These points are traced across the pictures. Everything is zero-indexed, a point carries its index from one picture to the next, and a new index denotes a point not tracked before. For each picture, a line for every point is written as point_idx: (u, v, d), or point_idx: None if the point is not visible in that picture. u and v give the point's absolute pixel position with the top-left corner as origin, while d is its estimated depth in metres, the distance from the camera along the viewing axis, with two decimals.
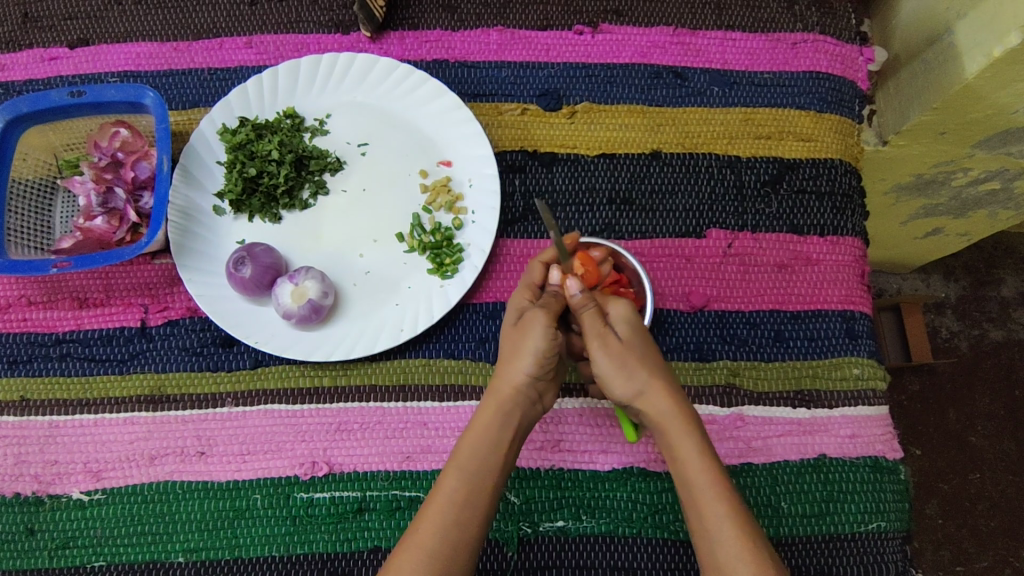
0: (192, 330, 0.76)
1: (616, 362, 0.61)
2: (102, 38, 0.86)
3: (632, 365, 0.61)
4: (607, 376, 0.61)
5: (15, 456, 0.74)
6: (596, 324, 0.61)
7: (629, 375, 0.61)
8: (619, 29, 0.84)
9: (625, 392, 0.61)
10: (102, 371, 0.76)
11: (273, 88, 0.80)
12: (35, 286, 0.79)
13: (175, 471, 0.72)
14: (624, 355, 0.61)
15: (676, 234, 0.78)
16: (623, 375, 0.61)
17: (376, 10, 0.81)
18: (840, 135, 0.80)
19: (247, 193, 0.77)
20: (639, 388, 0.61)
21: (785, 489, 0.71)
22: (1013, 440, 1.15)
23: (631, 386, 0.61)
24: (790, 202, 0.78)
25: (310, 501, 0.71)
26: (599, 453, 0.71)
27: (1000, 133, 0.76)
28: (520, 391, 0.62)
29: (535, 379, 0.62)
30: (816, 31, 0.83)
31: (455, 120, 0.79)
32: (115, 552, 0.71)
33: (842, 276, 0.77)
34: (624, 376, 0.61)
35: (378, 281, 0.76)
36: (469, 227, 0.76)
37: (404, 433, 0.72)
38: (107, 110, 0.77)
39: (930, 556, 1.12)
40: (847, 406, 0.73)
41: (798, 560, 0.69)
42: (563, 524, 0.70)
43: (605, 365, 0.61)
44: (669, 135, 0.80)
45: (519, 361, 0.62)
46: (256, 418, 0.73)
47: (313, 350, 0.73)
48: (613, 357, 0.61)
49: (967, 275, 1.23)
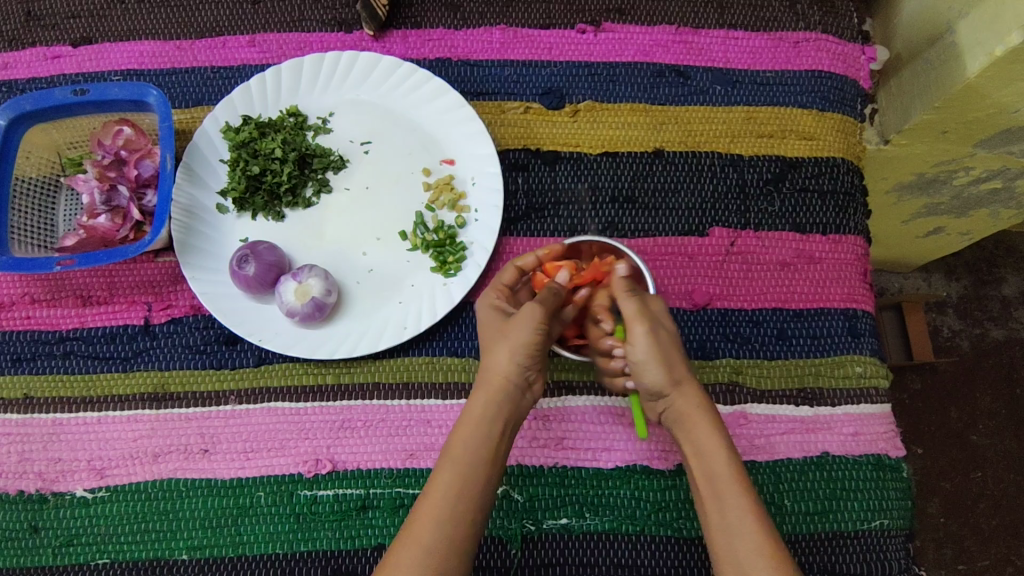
0: (195, 328, 0.76)
1: (659, 348, 0.61)
2: (104, 36, 0.86)
3: (672, 354, 0.61)
4: (645, 361, 0.60)
5: (18, 453, 0.74)
6: (635, 309, 0.61)
7: (667, 363, 0.61)
8: (621, 28, 0.84)
9: (661, 379, 0.61)
10: (105, 370, 0.76)
11: (276, 87, 0.80)
12: (38, 284, 0.79)
13: (178, 469, 0.72)
14: (665, 343, 0.61)
15: (679, 232, 0.78)
16: (663, 363, 0.61)
17: (378, 8, 0.82)
18: (842, 134, 0.80)
19: (251, 192, 0.77)
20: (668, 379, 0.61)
21: (787, 487, 0.71)
22: (1014, 439, 1.15)
23: (669, 375, 0.61)
24: (792, 201, 0.79)
25: (313, 499, 0.71)
26: (602, 451, 0.72)
27: (1001, 133, 0.76)
28: (509, 382, 0.62)
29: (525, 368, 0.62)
30: (818, 30, 0.83)
31: (458, 118, 0.79)
32: (119, 550, 0.71)
33: (844, 274, 0.77)
34: (663, 364, 0.61)
35: (381, 279, 0.76)
36: (472, 225, 0.76)
37: (408, 431, 0.73)
38: (110, 108, 0.77)
39: (931, 555, 1.12)
40: (850, 404, 0.73)
41: (800, 558, 0.69)
42: (566, 522, 0.70)
43: (646, 349, 0.60)
44: (671, 134, 0.81)
45: (505, 351, 0.62)
46: (259, 416, 0.73)
47: (316, 348, 0.73)
48: (657, 342, 0.61)
49: (968, 274, 1.23)
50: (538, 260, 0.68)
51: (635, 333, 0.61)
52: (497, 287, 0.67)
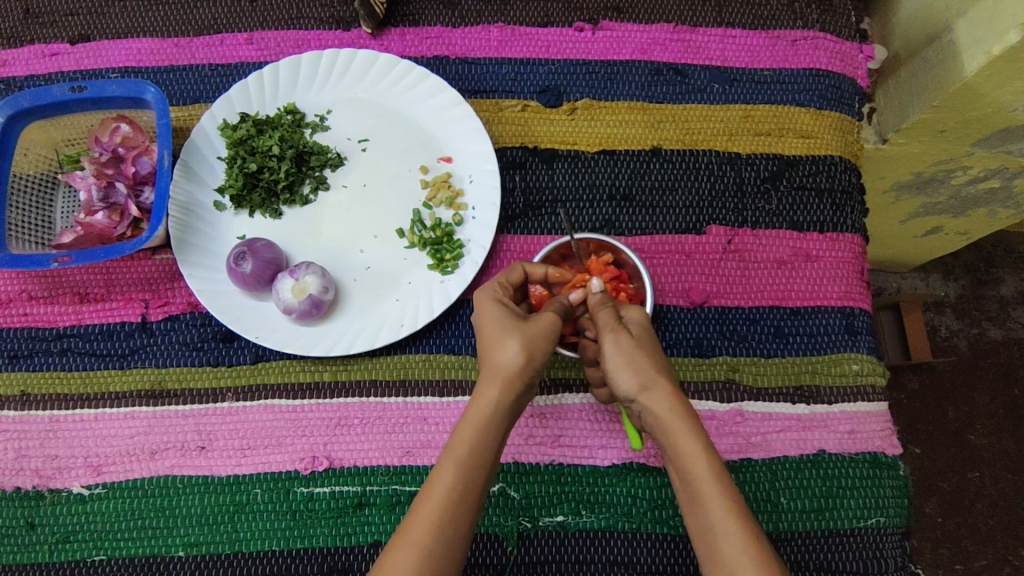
0: (192, 325, 0.76)
1: (627, 356, 0.60)
2: (102, 33, 0.86)
3: (643, 360, 0.60)
4: (616, 368, 0.60)
5: (15, 450, 0.74)
6: (611, 319, 0.61)
7: (639, 370, 0.60)
8: (620, 27, 0.84)
9: (631, 386, 0.60)
10: (102, 366, 0.76)
11: (274, 84, 0.80)
12: (35, 281, 0.79)
13: (176, 466, 0.72)
14: (637, 352, 0.60)
15: (677, 230, 0.78)
16: (631, 368, 0.60)
17: (377, 6, 0.82)
18: (841, 132, 0.80)
19: (248, 189, 0.77)
20: (642, 380, 0.60)
21: (784, 485, 0.71)
22: (1012, 440, 1.15)
23: (639, 379, 0.60)
24: (790, 199, 0.79)
25: (310, 496, 0.71)
26: (599, 448, 0.72)
27: (999, 132, 0.76)
28: (516, 381, 0.60)
29: (530, 370, 0.61)
30: (816, 28, 0.83)
31: (456, 115, 0.79)
32: (116, 546, 0.71)
33: (843, 272, 0.77)
34: (634, 371, 0.60)
35: (379, 277, 0.76)
36: (470, 222, 0.76)
37: (405, 428, 0.73)
38: (108, 105, 0.77)
39: (929, 554, 1.12)
40: (847, 401, 0.74)
41: (797, 556, 0.69)
42: (563, 519, 0.70)
43: (614, 357, 0.60)
44: (669, 131, 0.81)
45: (513, 349, 0.60)
46: (256, 413, 0.73)
47: (313, 345, 0.73)
48: (624, 351, 0.60)
49: (967, 274, 1.23)
50: (546, 276, 0.67)
51: (605, 344, 0.61)
52: (501, 284, 0.66)
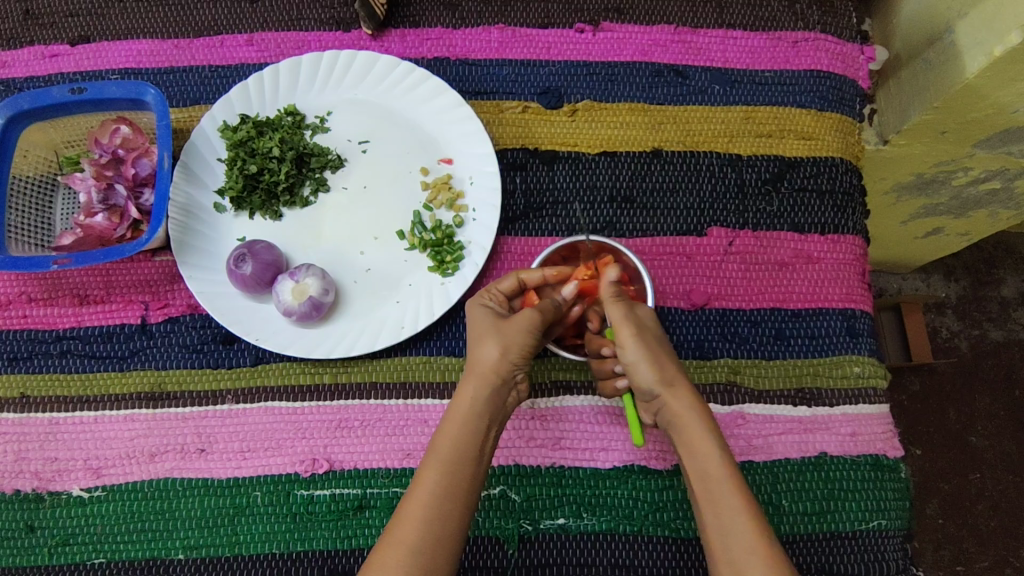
0: (192, 327, 0.76)
1: (647, 350, 0.60)
2: (102, 35, 0.86)
3: (661, 355, 0.61)
4: (636, 362, 0.60)
5: (15, 453, 0.74)
6: (623, 315, 0.61)
7: (658, 363, 0.60)
8: (620, 28, 0.84)
9: (652, 379, 0.60)
10: (102, 368, 0.76)
11: (274, 86, 0.80)
12: (36, 282, 0.78)
13: (176, 468, 0.72)
14: (657, 345, 0.61)
15: (678, 232, 0.78)
16: (653, 362, 0.60)
17: (377, 7, 0.82)
18: (842, 133, 0.80)
19: (248, 191, 0.77)
20: (661, 374, 0.60)
21: (786, 487, 0.70)
22: (1014, 441, 1.15)
23: (660, 373, 0.60)
24: (791, 201, 0.78)
25: (310, 498, 0.71)
26: (600, 451, 0.71)
27: (1000, 133, 0.76)
28: (495, 377, 0.60)
29: (507, 364, 0.60)
30: (817, 29, 0.83)
31: (457, 116, 0.78)
32: (116, 549, 0.71)
33: (844, 274, 0.77)
34: (654, 364, 0.60)
35: (380, 279, 0.76)
36: (470, 224, 0.76)
37: (405, 431, 0.72)
38: (108, 106, 0.77)
39: (930, 556, 1.12)
40: (849, 404, 0.73)
41: (798, 559, 0.69)
42: (564, 522, 0.70)
43: (636, 351, 0.60)
44: (670, 133, 0.81)
45: (491, 346, 0.61)
46: (257, 415, 0.73)
47: (313, 347, 0.73)
48: (646, 345, 0.60)
49: (968, 275, 1.23)
50: (543, 279, 0.66)
51: (623, 338, 0.60)
52: (491, 291, 0.66)
